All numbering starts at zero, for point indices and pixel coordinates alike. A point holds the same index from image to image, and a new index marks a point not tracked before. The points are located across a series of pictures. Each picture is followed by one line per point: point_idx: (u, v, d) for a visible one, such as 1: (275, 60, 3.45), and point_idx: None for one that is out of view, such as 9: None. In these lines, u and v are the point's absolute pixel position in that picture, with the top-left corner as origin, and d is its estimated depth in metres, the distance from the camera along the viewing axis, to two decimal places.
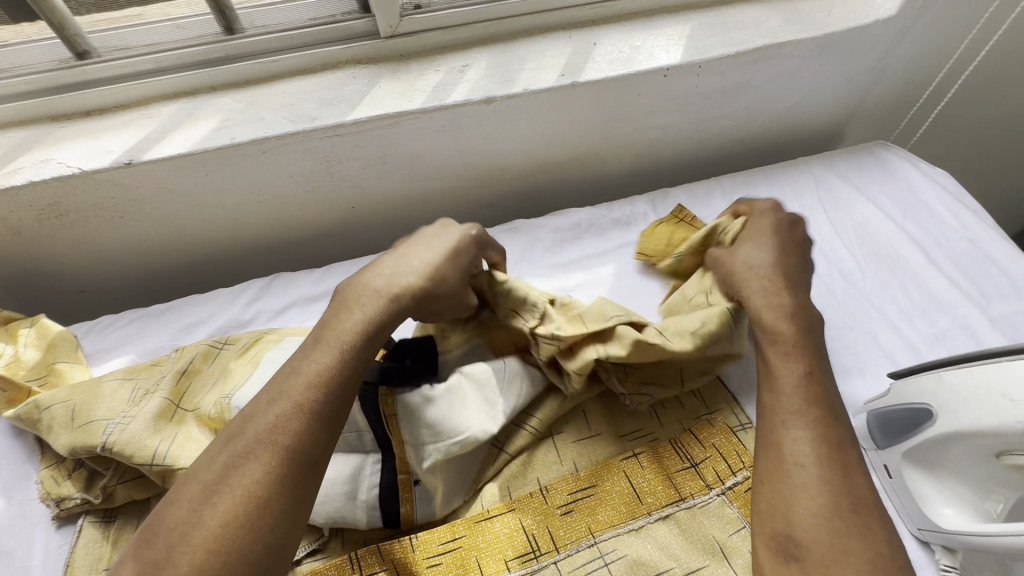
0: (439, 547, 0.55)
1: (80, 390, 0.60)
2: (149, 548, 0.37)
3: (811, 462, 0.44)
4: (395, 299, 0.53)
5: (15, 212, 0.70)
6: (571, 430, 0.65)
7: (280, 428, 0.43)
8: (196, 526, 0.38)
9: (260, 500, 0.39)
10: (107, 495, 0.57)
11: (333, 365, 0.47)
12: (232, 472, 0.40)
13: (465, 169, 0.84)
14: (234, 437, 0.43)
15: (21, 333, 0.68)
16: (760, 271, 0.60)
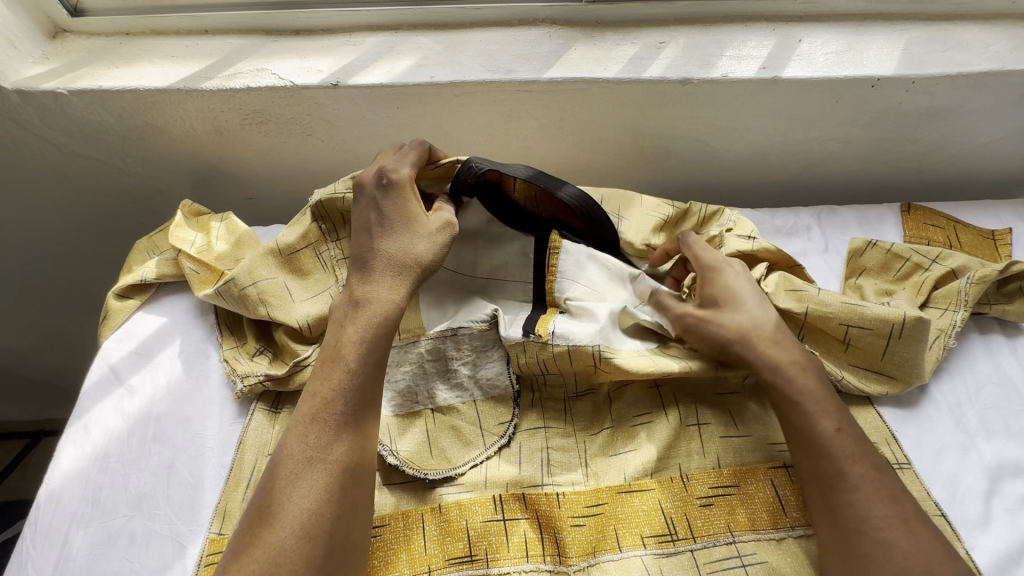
0: (584, 509, 0.57)
1: (276, 279, 0.67)
2: (254, 553, 0.45)
3: (874, 526, 0.50)
4: (383, 310, 0.55)
5: (225, 114, 0.75)
6: (717, 424, 0.63)
7: (315, 444, 0.49)
8: (299, 509, 0.46)
9: (348, 480, 0.49)
10: (287, 376, 0.62)
11: (359, 365, 0.53)
12: (321, 461, 0.49)
13: (632, 148, 0.83)
14: (301, 433, 0.50)
15: (213, 226, 0.74)
16: (757, 332, 0.61)
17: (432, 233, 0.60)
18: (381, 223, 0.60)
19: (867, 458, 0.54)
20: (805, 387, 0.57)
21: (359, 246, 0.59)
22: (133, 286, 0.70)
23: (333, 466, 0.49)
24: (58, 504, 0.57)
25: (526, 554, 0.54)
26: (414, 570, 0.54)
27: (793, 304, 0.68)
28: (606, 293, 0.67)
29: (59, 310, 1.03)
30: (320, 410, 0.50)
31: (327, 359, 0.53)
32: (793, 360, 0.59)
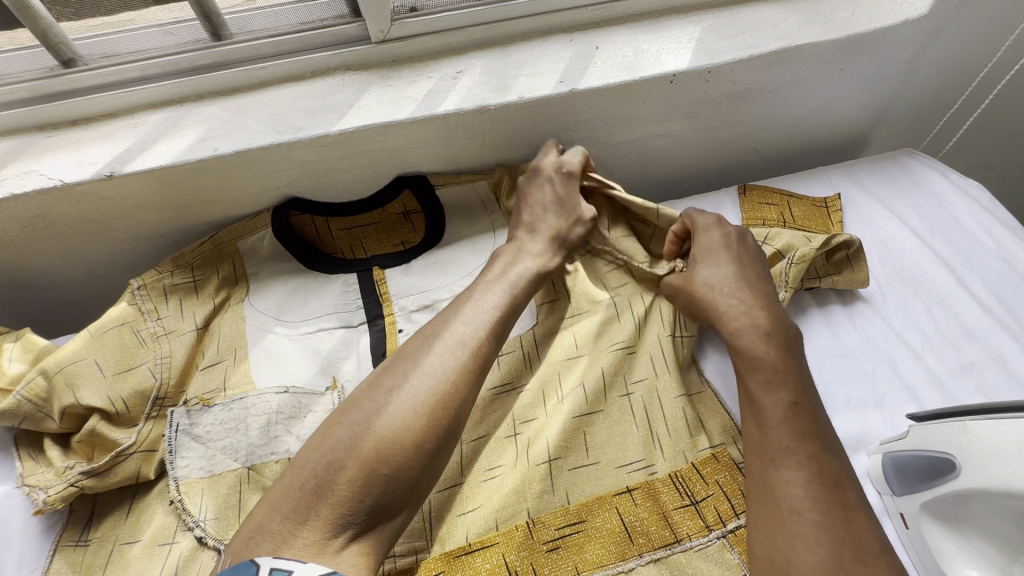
0: None
1: (85, 359, 0.63)
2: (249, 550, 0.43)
3: (809, 506, 0.48)
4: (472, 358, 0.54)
5: (1, 224, 0.68)
6: (569, 456, 0.61)
7: (339, 444, 0.47)
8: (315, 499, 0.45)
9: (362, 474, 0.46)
10: (110, 467, 0.59)
11: (461, 385, 0.52)
12: (344, 460, 0.46)
13: (458, 178, 0.82)
14: (316, 448, 0.48)
15: (6, 347, 0.67)
16: (724, 289, 0.64)
17: (574, 225, 0.72)
18: (546, 201, 0.72)
19: (830, 431, 0.54)
20: (768, 358, 0.57)
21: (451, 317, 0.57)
22: None
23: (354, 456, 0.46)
24: None
25: None
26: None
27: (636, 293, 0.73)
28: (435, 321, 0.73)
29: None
30: (367, 413, 0.49)
31: (430, 346, 0.54)
32: (757, 326, 0.60)
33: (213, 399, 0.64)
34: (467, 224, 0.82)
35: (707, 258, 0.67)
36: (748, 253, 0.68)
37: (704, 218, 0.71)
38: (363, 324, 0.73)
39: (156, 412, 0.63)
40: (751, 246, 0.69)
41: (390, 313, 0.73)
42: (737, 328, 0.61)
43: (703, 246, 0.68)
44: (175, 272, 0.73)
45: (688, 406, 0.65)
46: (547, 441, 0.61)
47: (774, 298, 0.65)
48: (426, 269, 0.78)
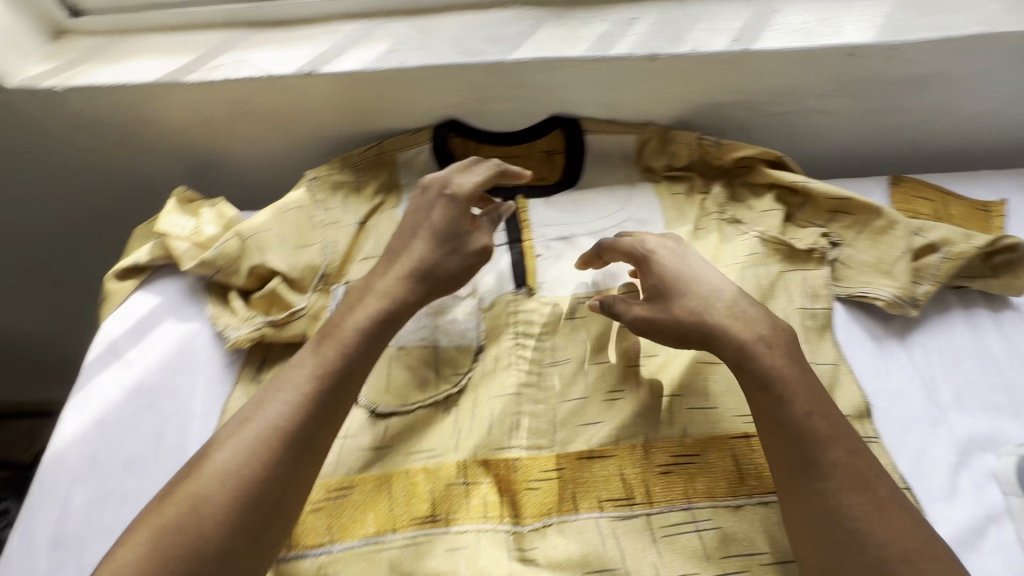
0: (539, 474, 0.60)
1: (270, 231, 0.72)
2: None
3: (851, 497, 0.50)
4: (325, 371, 0.54)
5: (211, 104, 0.78)
6: (689, 396, 0.64)
7: (233, 467, 0.49)
8: (197, 536, 0.46)
9: (239, 510, 0.47)
10: (285, 323, 0.68)
11: (324, 388, 0.53)
12: (180, 494, 0.48)
13: (607, 125, 0.84)
14: (217, 462, 0.49)
15: (203, 211, 0.78)
16: (721, 308, 0.58)
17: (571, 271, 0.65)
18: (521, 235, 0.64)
19: (846, 458, 0.52)
20: (767, 366, 0.55)
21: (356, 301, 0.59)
22: (130, 269, 0.74)
23: (239, 484, 0.48)
24: (61, 466, 0.62)
25: (484, 515, 0.57)
26: (378, 527, 0.57)
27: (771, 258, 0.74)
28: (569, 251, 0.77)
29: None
30: (271, 414, 0.51)
31: (327, 339, 0.56)
32: (757, 335, 0.57)
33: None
34: (607, 172, 0.85)
35: (666, 277, 0.62)
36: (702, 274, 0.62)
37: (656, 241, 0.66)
38: (502, 246, 0.77)
39: (322, 287, 0.72)
40: (673, 253, 0.64)
41: (528, 239, 0.77)
42: (742, 344, 0.56)
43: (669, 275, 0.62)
44: (343, 170, 0.82)
45: (814, 374, 0.66)
46: (671, 377, 0.65)
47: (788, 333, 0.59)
48: (566, 206, 0.81)
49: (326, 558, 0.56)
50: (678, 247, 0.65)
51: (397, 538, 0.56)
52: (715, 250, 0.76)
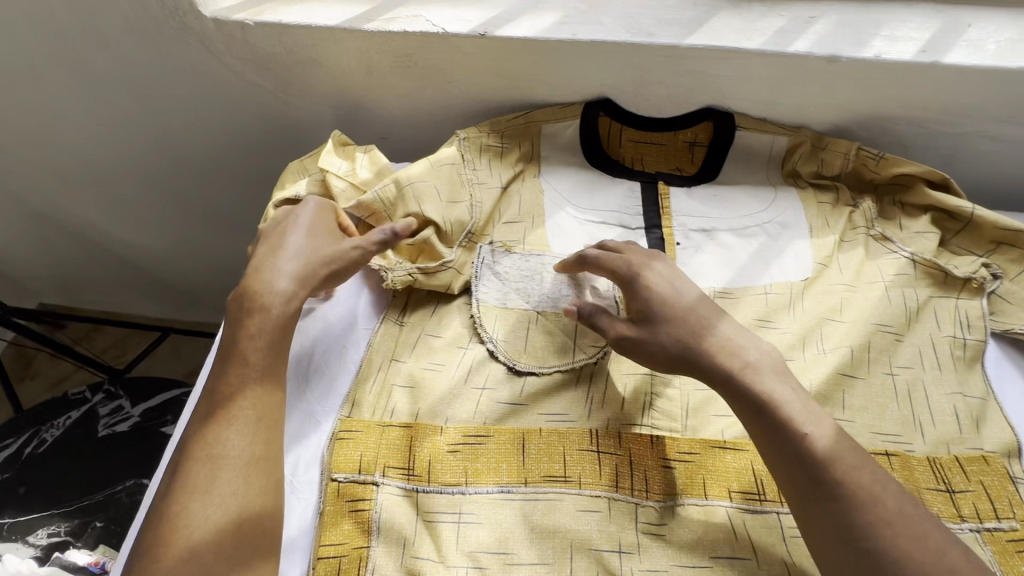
0: (675, 454, 0.61)
1: (427, 181, 0.74)
2: (182, 547, 0.48)
3: (868, 511, 0.48)
4: (264, 337, 0.58)
5: (379, 54, 0.81)
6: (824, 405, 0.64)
7: (208, 435, 0.53)
8: (204, 499, 0.50)
9: (206, 460, 0.52)
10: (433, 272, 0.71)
11: (268, 353, 0.58)
12: (189, 456, 0.53)
13: (758, 123, 0.83)
14: (200, 432, 0.53)
15: (358, 156, 0.81)
16: (698, 329, 0.58)
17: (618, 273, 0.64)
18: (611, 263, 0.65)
19: (854, 476, 0.50)
20: (755, 394, 0.54)
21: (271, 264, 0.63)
22: (288, 200, 0.79)
23: (216, 452, 0.52)
24: (222, 369, 0.67)
25: (615, 484, 0.58)
26: (511, 478, 0.59)
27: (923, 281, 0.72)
28: (709, 246, 0.77)
29: (224, 217, 1.29)
30: (233, 390, 0.56)
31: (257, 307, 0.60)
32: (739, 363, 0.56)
33: (514, 247, 0.75)
34: (748, 171, 0.84)
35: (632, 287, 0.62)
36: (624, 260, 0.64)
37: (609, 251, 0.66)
38: (640, 230, 0.79)
39: (467, 244, 0.74)
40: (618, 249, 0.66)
41: (668, 227, 0.78)
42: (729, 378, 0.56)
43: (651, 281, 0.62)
44: (490, 135, 0.84)
45: (960, 404, 0.64)
46: (810, 384, 0.65)
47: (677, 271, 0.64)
48: (706, 200, 0.81)
49: (461, 497, 0.58)
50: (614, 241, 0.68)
51: (528, 491, 0.58)
52: (861, 265, 0.74)
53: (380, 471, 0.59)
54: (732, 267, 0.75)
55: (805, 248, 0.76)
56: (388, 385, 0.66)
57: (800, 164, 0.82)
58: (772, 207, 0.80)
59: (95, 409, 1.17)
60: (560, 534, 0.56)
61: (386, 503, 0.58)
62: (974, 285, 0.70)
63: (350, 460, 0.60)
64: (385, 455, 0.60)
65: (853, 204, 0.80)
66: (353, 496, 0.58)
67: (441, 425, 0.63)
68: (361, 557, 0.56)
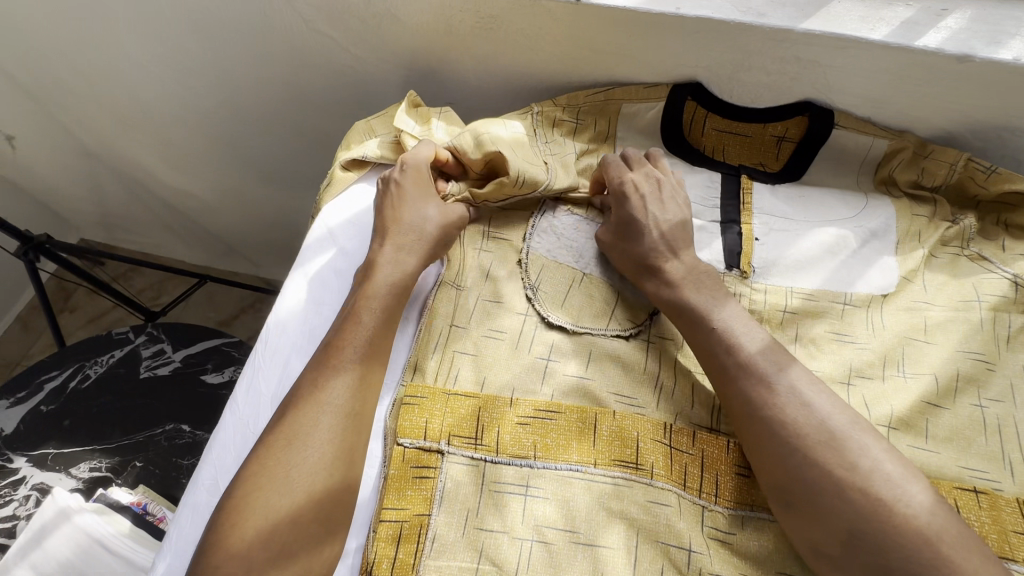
0: (748, 460, 0.59)
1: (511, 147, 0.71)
2: (275, 481, 0.51)
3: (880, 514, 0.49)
4: (385, 293, 0.62)
5: (462, 13, 0.76)
6: (907, 432, 0.61)
7: (318, 377, 0.56)
8: (306, 438, 0.53)
9: (312, 402, 0.55)
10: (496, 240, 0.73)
11: (383, 312, 0.61)
12: (301, 393, 0.56)
13: (859, 122, 0.77)
14: (314, 372, 0.57)
15: (433, 120, 0.78)
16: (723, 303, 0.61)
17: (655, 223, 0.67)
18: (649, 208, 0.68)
19: (845, 499, 0.50)
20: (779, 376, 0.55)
21: (387, 232, 0.66)
22: (355, 161, 0.77)
23: (324, 395, 0.55)
24: (282, 331, 0.66)
25: (684, 483, 0.57)
26: (582, 458, 0.59)
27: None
28: (790, 244, 0.72)
29: (274, 170, 1.26)
30: (350, 339, 0.59)
31: (382, 265, 0.64)
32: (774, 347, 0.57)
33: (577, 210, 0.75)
34: (835, 174, 0.80)
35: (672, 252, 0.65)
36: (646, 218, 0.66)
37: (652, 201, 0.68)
38: (716, 224, 0.74)
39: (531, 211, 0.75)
40: (641, 201, 0.67)
41: (748, 223, 0.73)
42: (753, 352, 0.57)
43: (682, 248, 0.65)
44: (567, 110, 0.81)
45: None
46: (893, 409, 0.61)
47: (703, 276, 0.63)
48: (792, 200, 0.76)
49: (530, 471, 0.58)
50: (646, 190, 0.68)
51: (599, 473, 0.58)
52: (958, 286, 0.69)
53: (446, 440, 0.59)
54: (815, 274, 0.70)
55: (893, 259, 0.71)
56: (451, 358, 0.65)
57: (898, 169, 0.77)
58: (864, 214, 0.74)
59: (137, 351, 1.18)
60: (627, 520, 0.56)
61: (452, 472, 0.58)
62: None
63: (417, 424, 0.60)
64: (452, 425, 0.60)
65: (952, 217, 0.74)
66: (419, 462, 0.58)
67: (511, 399, 0.62)
68: (422, 523, 0.55)
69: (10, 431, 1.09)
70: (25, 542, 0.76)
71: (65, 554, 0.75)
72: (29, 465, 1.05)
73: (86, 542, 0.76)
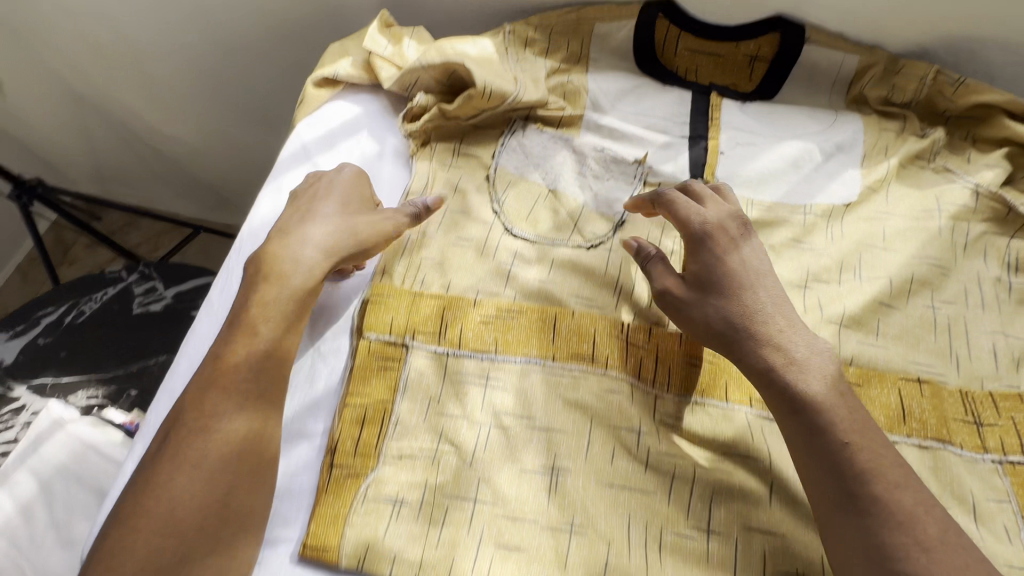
0: (701, 353, 0.61)
1: (483, 62, 0.73)
2: (175, 468, 0.50)
3: (901, 532, 0.46)
4: (292, 279, 0.59)
5: None
6: (858, 331, 0.62)
7: (220, 362, 0.55)
8: (207, 422, 0.52)
9: (213, 386, 0.53)
10: (464, 156, 0.74)
11: (290, 294, 0.59)
12: (202, 378, 0.54)
13: (831, 38, 0.76)
14: (217, 359, 0.55)
15: (405, 39, 0.78)
16: (772, 322, 0.56)
17: (723, 236, 0.60)
18: (710, 216, 0.61)
19: (896, 495, 0.48)
20: (813, 389, 0.52)
21: (297, 226, 0.63)
22: (328, 79, 0.78)
23: (225, 380, 0.54)
24: (257, 238, 0.68)
25: (637, 375, 0.60)
26: (540, 352, 0.61)
27: (982, 215, 0.69)
28: (756, 156, 0.72)
29: (257, 110, 1.28)
30: (255, 323, 0.57)
31: (296, 241, 0.61)
32: (792, 357, 0.54)
33: (546, 129, 0.76)
34: (808, 93, 0.80)
35: (727, 267, 0.58)
36: (731, 260, 0.59)
37: (715, 213, 0.61)
38: (683, 140, 0.75)
39: (501, 130, 0.76)
40: (732, 246, 0.59)
41: (715, 138, 0.74)
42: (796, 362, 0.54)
43: (742, 264, 0.59)
44: (539, 29, 0.80)
45: (1001, 343, 0.62)
46: (845, 308, 0.63)
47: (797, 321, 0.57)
48: (761, 116, 0.77)
49: (491, 363, 0.61)
50: (735, 235, 0.60)
51: (555, 367, 0.61)
52: (920, 196, 0.70)
53: (411, 335, 0.62)
54: (777, 186, 0.71)
55: (857, 171, 0.72)
56: (418, 263, 0.67)
57: (871, 83, 0.76)
58: (832, 129, 0.75)
59: (130, 288, 1.22)
60: (581, 409, 0.58)
61: (414, 365, 0.60)
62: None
63: (384, 320, 0.62)
64: (417, 321, 0.63)
65: (918, 129, 0.75)
66: (384, 354, 0.61)
67: (474, 299, 0.64)
68: (386, 408, 0.58)
69: (10, 362, 1.13)
70: (24, 448, 0.81)
71: (60, 458, 0.80)
72: (28, 393, 1.10)
73: (80, 446, 0.80)
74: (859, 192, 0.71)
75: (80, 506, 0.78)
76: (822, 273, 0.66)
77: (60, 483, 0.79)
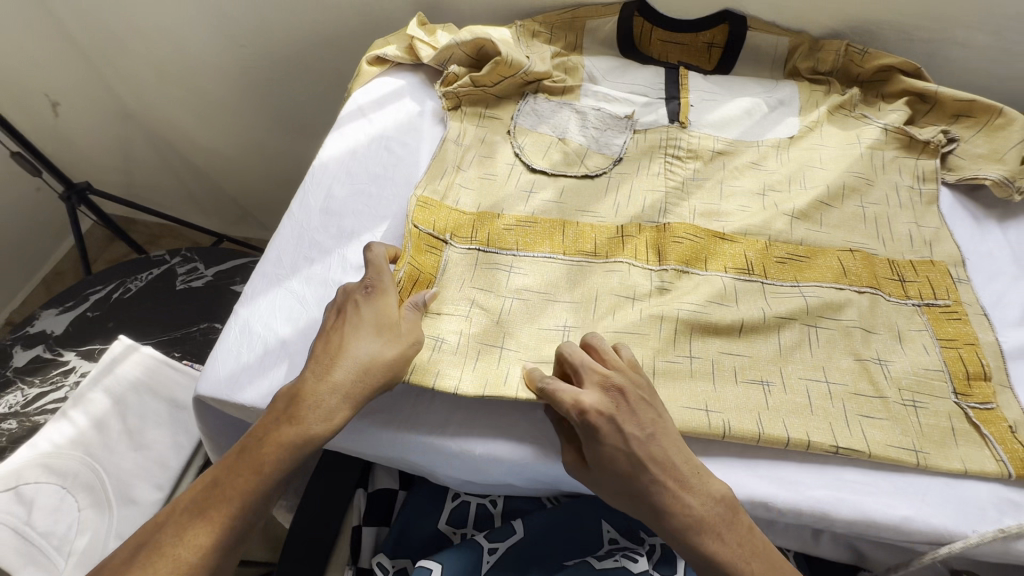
0: (686, 235, 0.77)
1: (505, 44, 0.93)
2: (205, 504, 0.57)
3: None
4: (342, 367, 0.60)
5: None
6: (807, 221, 0.80)
7: (276, 422, 0.59)
8: (252, 471, 0.58)
9: (264, 445, 0.58)
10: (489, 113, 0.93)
11: (344, 380, 0.60)
12: (260, 430, 0.59)
13: (767, 24, 0.99)
14: (277, 416, 0.59)
15: (439, 31, 0.99)
16: (678, 497, 0.57)
17: (618, 416, 0.58)
18: (600, 408, 0.58)
19: None
20: (711, 543, 0.57)
21: (359, 321, 0.63)
22: (378, 59, 0.97)
23: (273, 443, 0.58)
24: (326, 169, 0.84)
25: (635, 256, 0.76)
26: (553, 249, 0.77)
27: (893, 142, 0.89)
28: (717, 109, 0.92)
29: (292, 118, 1.51)
30: (315, 390, 0.60)
31: (352, 322, 0.63)
32: (704, 514, 0.57)
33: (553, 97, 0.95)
34: (754, 66, 1.02)
35: (630, 453, 0.57)
36: (628, 444, 0.57)
37: (596, 401, 0.58)
38: (660, 100, 0.95)
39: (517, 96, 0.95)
40: (622, 430, 0.57)
41: (685, 96, 0.94)
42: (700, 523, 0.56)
43: (642, 436, 0.58)
44: (542, 25, 1.02)
45: (915, 228, 0.80)
46: (796, 206, 0.81)
47: (700, 465, 0.59)
48: (721, 81, 0.98)
49: (514, 258, 0.76)
50: (617, 415, 0.58)
51: (565, 261, 0.76)
52: (844, 132, 0.90)
53: (448, 237, 0.77)
54: (735, 128, 0.91)
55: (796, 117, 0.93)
56: (456, 184, 0.83)
57: (801, 58, 0.99)
58: (774, 89, 0.96)
59: (173, 269, 1.34)
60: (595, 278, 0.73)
61: (461, 251, 0.76)
62: (931, 147, 0.87)
63: (428, 220, 0.77)
64: (454, 225, 0.78)
65: (840, 90, 0.97)
66: (430, 243, 0.75)
67: (498, 214, 0.80)
68: (431, 283, 0.73)
69: (61, 332, 1.23)
70: (98, 373, 0.91)
71: (135, 377, 0.91)
72: (78, 358, 1.19)
73: (152, 364, 0.93)
74: (799, 131, 0.91)
75: (152, 415, 0.89)
76: (776, 185, 0.84)
77: (134, 397, 0.90)
